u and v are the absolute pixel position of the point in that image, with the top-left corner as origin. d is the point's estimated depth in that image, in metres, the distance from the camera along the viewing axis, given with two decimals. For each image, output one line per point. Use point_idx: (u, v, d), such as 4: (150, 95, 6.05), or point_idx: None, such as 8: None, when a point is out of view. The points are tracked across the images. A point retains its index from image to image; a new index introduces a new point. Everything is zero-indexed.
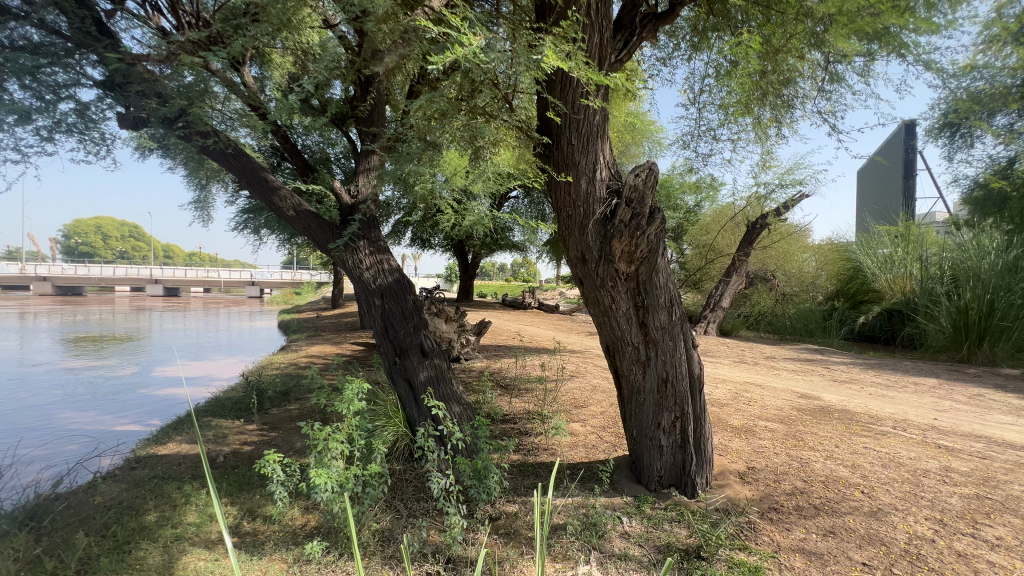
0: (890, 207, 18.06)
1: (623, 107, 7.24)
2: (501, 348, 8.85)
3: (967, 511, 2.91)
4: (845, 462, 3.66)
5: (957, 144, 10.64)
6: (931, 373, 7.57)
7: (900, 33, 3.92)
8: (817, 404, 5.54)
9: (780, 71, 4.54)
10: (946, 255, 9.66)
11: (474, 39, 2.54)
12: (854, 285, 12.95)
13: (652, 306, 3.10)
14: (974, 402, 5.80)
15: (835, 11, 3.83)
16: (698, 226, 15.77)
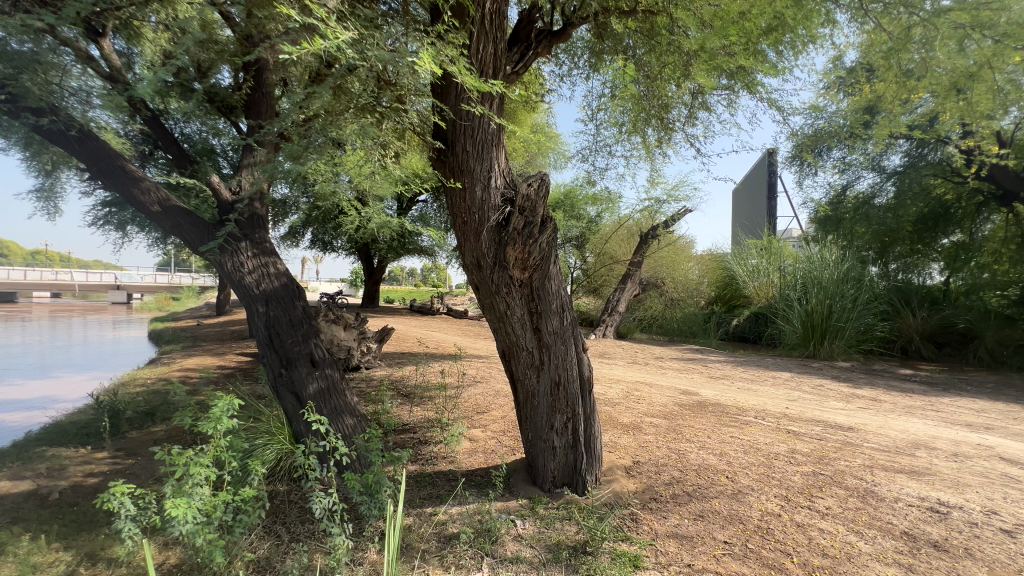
0: (756, 223, 20.75)
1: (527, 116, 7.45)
2: (404, 356, 8.57)
3: (806, 486, 3.37)
4: (714, 451, 4.07)
5: (805, 171, 12.54)
6: (786, 368, 8.74)
7: (753, 74, 4.53)
8: (696, 399, 6.12)
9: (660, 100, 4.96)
10: (798, 265, 11.29)
11: (340, 33, 2.34)
12: (728, 291, 14.56)
13: (546, 312, 3.21)
14: (816, 392, 6.79)
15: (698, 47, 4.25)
16: (599, 236, 16.75)
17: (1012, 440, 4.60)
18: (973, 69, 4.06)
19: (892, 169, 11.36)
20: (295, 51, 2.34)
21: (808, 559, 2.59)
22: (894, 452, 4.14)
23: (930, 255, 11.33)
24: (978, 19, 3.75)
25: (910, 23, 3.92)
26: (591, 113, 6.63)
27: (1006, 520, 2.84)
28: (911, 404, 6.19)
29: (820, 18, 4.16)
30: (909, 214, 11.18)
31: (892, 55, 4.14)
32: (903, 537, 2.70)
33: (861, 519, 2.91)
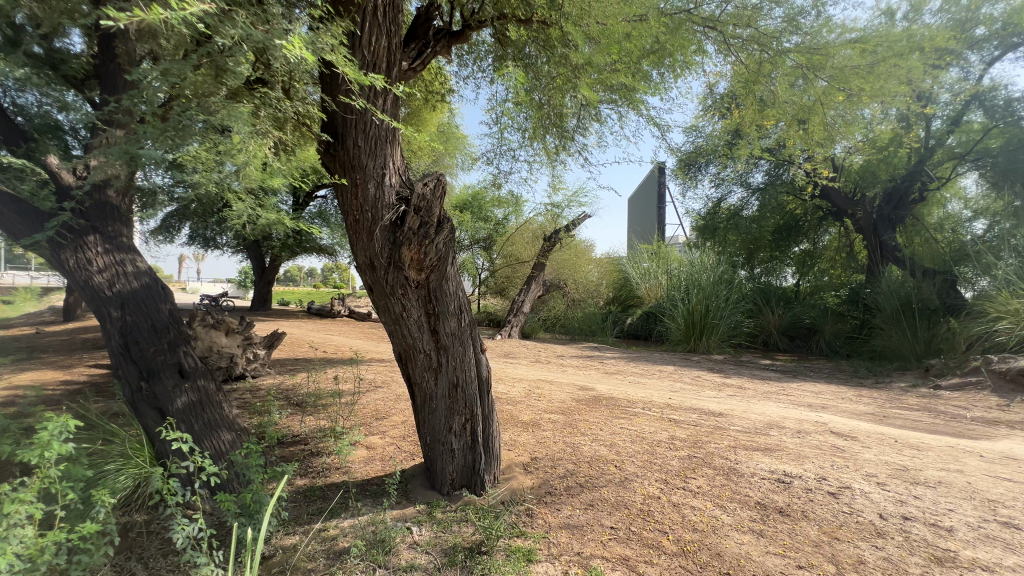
0: (648, 229, 22.63)
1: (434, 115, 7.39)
2: (297, 362, 7.96)
3: (681, 469, 3.72)
4: (605, 442, 4.34)
5: (688, 183, 13.98)
6: (671, 362, 9.61)
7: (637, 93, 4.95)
8: (592, 394, 6.48)
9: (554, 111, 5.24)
10: (681, 268, 12.50)
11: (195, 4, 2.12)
12: (624, 292, 15.65)
13: (443, 313, 3.18)
14: (695, 383, 7.55)
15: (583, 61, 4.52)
16: (506, 238, 17.05)
17: (841, 417, 5.50)
18: (810, 103, 4.74)
19: (756, 186, 13.00)
20: (122, 17, 2.09)
21: (681, 535, 2.85)
22: (753, 433, 4.73)
23: (785, 260, 13.21)
24: (810, 61, 4.43)
25: (760, 59, 4.53)
26: (495, 118, 6.76)
27: (833, 483, 3.38)
28: (768, 390, 7.14)
29: (692, 48, 4.66)
30: (768, 224, 12.95)
31: (752, 86, 4.75)
32: (757, 507, 3.10)
33: (724, 495, 3.28)
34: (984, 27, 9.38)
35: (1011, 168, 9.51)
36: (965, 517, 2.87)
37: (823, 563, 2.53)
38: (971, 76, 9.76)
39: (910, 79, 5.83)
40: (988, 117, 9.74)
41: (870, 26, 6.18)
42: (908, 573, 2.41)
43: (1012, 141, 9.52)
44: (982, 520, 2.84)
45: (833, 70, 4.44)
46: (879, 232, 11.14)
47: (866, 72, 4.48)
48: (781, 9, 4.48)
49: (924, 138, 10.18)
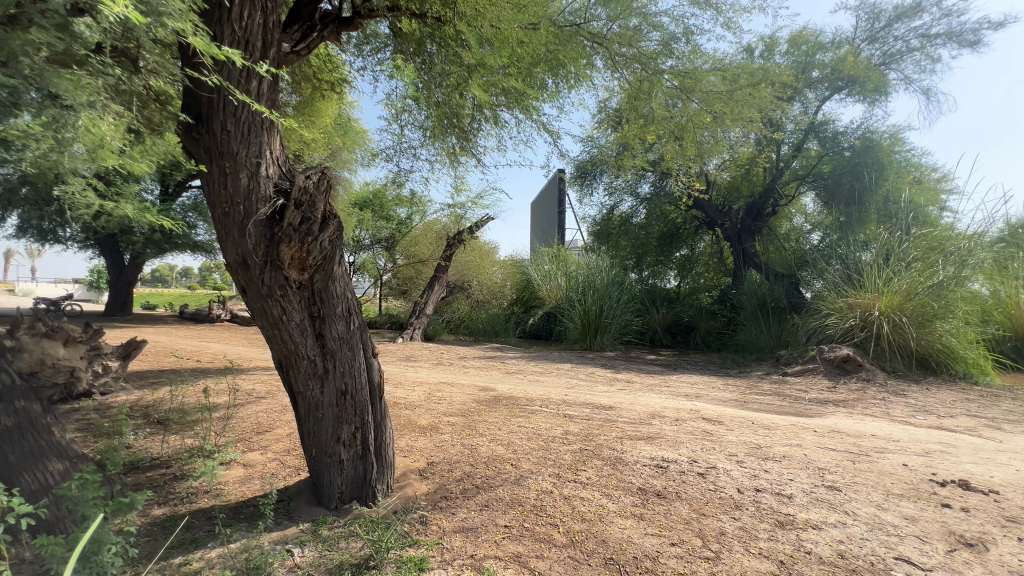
0: (549, 233, 23.54)
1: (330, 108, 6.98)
2: (161, 374, 6.96)
3: (573, 462, 3.88)
4: (502, 442, 4.38)
5: (585, 190, 14.83)
6: (569, 360, 10.06)
7: (533, 101, 5.12)
8: (492, 395, 6.54)
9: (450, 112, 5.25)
10: (579, 271, 13.18)
11: None
12: (526, 293, 16.07)
13: (329, 316, 2.97)
14: (589, 379, 7.98)
15: (476, 62, 4.57)
16: (408, 239, 16.62)
17: (711, 404, 6.17)
18: (684, 122, 5.25)
19: (644, 196, 14.12)
20: None
21: (570, 526, 2.97)
22: (638, 423, 5.11)
23: (668, 265, 14.47)
24: (681, 83, 4.94)
25: (642, 78, 4.93)
26: (395, 113, 6.54)
27: (701, 464, 3.76)
28: (652, 383, 7.78)
29: (583, 63, 4.95)
30: (654, 231, 14.14)
31: (637, 102, 5.16)
32: (638, 492, 3.33)
33: (610, 484, 3.48)
34: (817, 71, 11.17)
35: (837, 190, 11.46)
36: (801, 484, 3.36)
37: (692, 538, 2.79)
38: (809, 111, 11.58)
39: (763, 109, 6.75)
40: (822, 147, 11.65)
41: (733, 60, 7.04)
42: (758, 538, 2.75)
43: (838, 167, 11.45)
44: (814, 486, 3.34)
45: (700, 94, 4.99)
46: (742, 241, 12.68)
47: (727, 98, 5.10)
48: (658, 33, 4.94)
49: (775, 161, 11.86)
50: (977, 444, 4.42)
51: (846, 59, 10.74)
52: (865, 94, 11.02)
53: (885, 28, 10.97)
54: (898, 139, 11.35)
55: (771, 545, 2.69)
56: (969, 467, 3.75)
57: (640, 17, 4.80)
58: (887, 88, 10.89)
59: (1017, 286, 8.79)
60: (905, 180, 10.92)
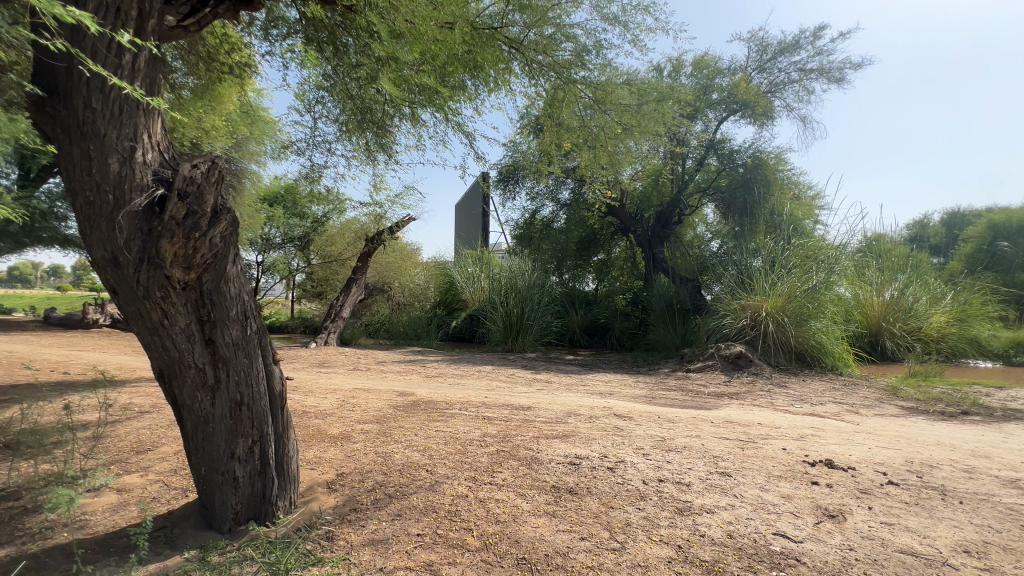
0: (473, 235, 23.52)
1: (233, 96, 6.41)
2: (14, 389, 5.93)
3: (489, 464, 3.87)
4: (418, 448, 4.27)
5: (508, 193, 15.05)
6: (490, 362, 10.10)
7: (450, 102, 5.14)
8: (411, 400, 6.37)
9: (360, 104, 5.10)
10: (502, 273, 13.34)
11: None
12: (449, 296, 15.89)
13: (221, 320, 2.70)
14: (509, 380, 8.05)
15: (388, 55, 4.45)
16: (324, 238, 15.77)
17: (623, 401, 6.49)
18: (597, 132, 5.49)
19: (564, 202, 14.57)
20: None
21: (484, 529, 2.96)
22: (555, 422, 5.24)
23: (587, 268, 15.03)
24: (591, 93, 5.19)
25: (557, 86, 5.11)
26: (307, 104, 6.15)
27: (611, 459, 3.93)
28: (569, 382, 8.04)
29: (502, 68, 5.02)
30: (573, 236, 14.63)
31: (554, 109, 5.33)
32: (552, 490, 3.41)
33: (525, 483, 3.53)
34: (717, 93, 12.26)
35: (733, 203, 12.65)
36: (698, 472, 3.63)
37: (600, 531, 2.90)
38: (710, 129, 12.67)
39: (669, 125, 7.26)
40: (720, 163, 12.79)
41: (643, 77, 7.51)
42: (659, 526, 2.93)
43: (734, 181, 12.63)
44: (708, 473, 3.63)
45: (610, 105, 5.27)
46: (653, 247, 13.52)
47: (634, 111, 5.41)
48: (572, 44, 5.12)
49: (681, 173, 12.85)
50: (840, 427, 5.08)
51: (739, 85, 11.95)
52: (755, 117, 12.29)
53: (771, 60, 12.32)
54: (781, 159, 12.76)
55: (671, 531, 2.87)
56: (833, 448, 4.29)
57: (555, 26, 4.96)
58: (773, 113, 12.20)
59: (870, 290, 10.28)
60: (787, 196, 12.33)
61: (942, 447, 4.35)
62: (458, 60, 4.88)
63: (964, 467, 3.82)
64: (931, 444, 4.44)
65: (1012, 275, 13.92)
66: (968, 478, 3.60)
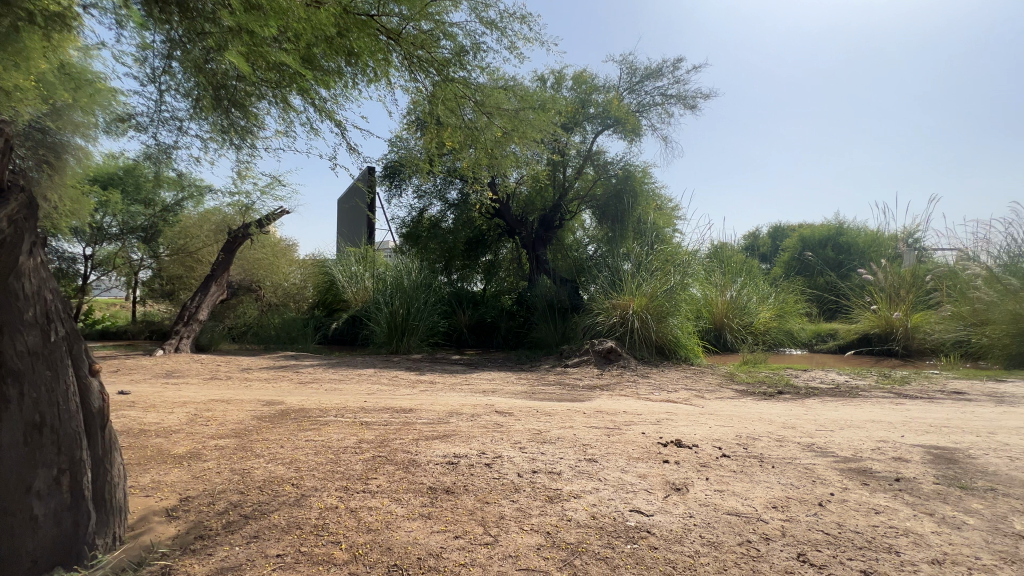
0: (356, 232, 22.33)
1: (45, 53, 5.29)
2: None
3: (363, 472, 3.68)
4: (283, 461, 3.90)
5: (393, 190, 14.65)
6: (372, 365, 9.68)
7: (316, 91, 4.88)
8: (279, 409, 5.81)
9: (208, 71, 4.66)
10: (387, 272, 12.89)
11: None
12: (329, 296, 14.91)
13: (12, 324, 2.29)
14: (392, 383, 7.78)
15: (242, 28, 4.02)
16: (176, 229, 13.68)
17: (505, 398, 6.66)
18: (479, 134, 5.58)
19: (452, 202, 14.52)
20: None
21: (354, 540, 2.81)
22: (436, 423, 5.17)
23: (474, 268, 15.08)
24: (474, 96, 5.30)
25: (438, 84, 5.09)
26: (150, 73, 5.30)
27: (489, 455, 4.00)
28: (453, 382, 8.02)
29: (381, 58, 4.83)
30: (460, 237, 14.63)
31: (435, 106, 5.32)
32: (428, 492, 3.36)
33: (401, 488, 3.43)
34: (594, 108, 13.21)
35: (607, 210, 13.71)
36: (569, 461, 3.86)
37: (474, 527, 2.93)
38: (587, 141, 13.58)
39: (548, 133, 7.61)
40: (596, 172, 13.79)
41: (526, 86, 7.81)
42: (530, 515, 3.05)
43: (608, 190, 13.65)
44: (577, 461, 3.88)
45: (491, 109, 5.42)
46: (536, 249, 14.03)
47: (513, 116, 5.59)
48: (450, 43, 5.15)
49: (561, 180, 13.65)
50: (688, 410, 5.80)
51: (612, 102, 13.02)
52: (626, 134, 13.46)
53: (639, 83, 13.64)
54: (648, 174, 14.17)
55: (541, 519, 3.01)
56: (682, 429, 4.88)
57: (434, 23, 4.95)
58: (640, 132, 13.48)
59: (715, 290, 11.91)
60: (651, 207, 13.72)
61: (762, 422, 5.21)
62: (330, 44, 4.63)
63: (777, 437, 4.61)
64: (755, 419, 5.29)
65: (814, 279, 17.17)
66: (779, 445, 4.35)
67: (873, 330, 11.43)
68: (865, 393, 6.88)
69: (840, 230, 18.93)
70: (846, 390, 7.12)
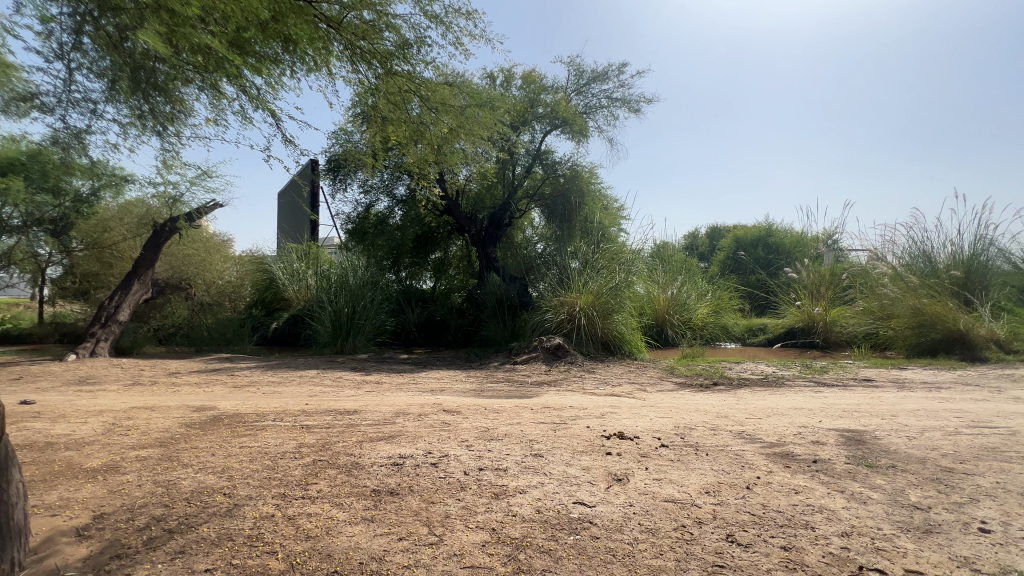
0: (298, 227, 21.34)
1: None
2: None
3: (303, 477, 3.54)
4: (214, 470, 3.67)
5: (337, 184, 14.16)
6: (315, 366, 9.31)
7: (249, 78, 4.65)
8: (211, 415, 5.46)
9: (122, 48, 4.40)
10: (332, 270, 12.43)
11: None
12: (268, 294, 14.16)
13: None
14: (335, 384, 7.52)
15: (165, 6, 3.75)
16: (91, 222, 12.48)
17: (453, 396, 6.62)
18: (425, 130, 5.50)
19: (399, 197, 14.13)
20: None
21: (291, 549, 2.70)
22: (381, 424, 5.05)
23: (423, 266, 14.87)
24: (420, 91, 5.23)
25: (382, 76, 4.98)
26: (58, 49, 4.80)
27: (435, 454, 3.96)
28: (400, 382, 7.87)
29: (321, 46, 4.65)
30: (409, 234, 14.33)
31: (379, 100, 5.21)
32: (372, 494, 3.28)
33: (342, 492, 3.32)
34: (542, 108, 13.36)
35: (555, 209, 13.92)
36: (515, 457, 3.90)
37: (418, 528, 2.89)
38: (535, 140, 13.71)
39: (497, 131, 7.62)
40: (545, 172, 13.94)
41: (475, 83, 7.77)
42: (476, 513, 3.05)
43: (556, 190, 13.84)
44: (524, 456, 3.92)
45: (438, 104, 5.37)
46: (486, 247, 14.00)
47: (460, 112, 5.56)
48: (394, 35, 5.03)
49: (510, 178, 13.71)
50: (631, 403, 6.02)
51: (560, 103, 13.19)
52: (573, 134, 13.68)
53: (586, 85, 13.93)
54: (595, 174, 14.51)
55: (486, 516, 3.02)
56: (625, 421, 5.06)
57: (376, 13, 4.82)
58: (587, 133, 13.76)
59: (657, 287, 12.45)
60: (597, 206, 14.06)
61: (699, 412, 5.50)
62: (266, 29, 4.42)
63: (712, 426, 4.89)
64: (691, 410, 5.58)
65: (747, 277, 18.32)
66: (713, 434, 4.61)
67: (797, 324, 12.36)
68: (789, 383, 7.45)
69: (770, 231, 20.33)
70: (773, 380, 7.67)
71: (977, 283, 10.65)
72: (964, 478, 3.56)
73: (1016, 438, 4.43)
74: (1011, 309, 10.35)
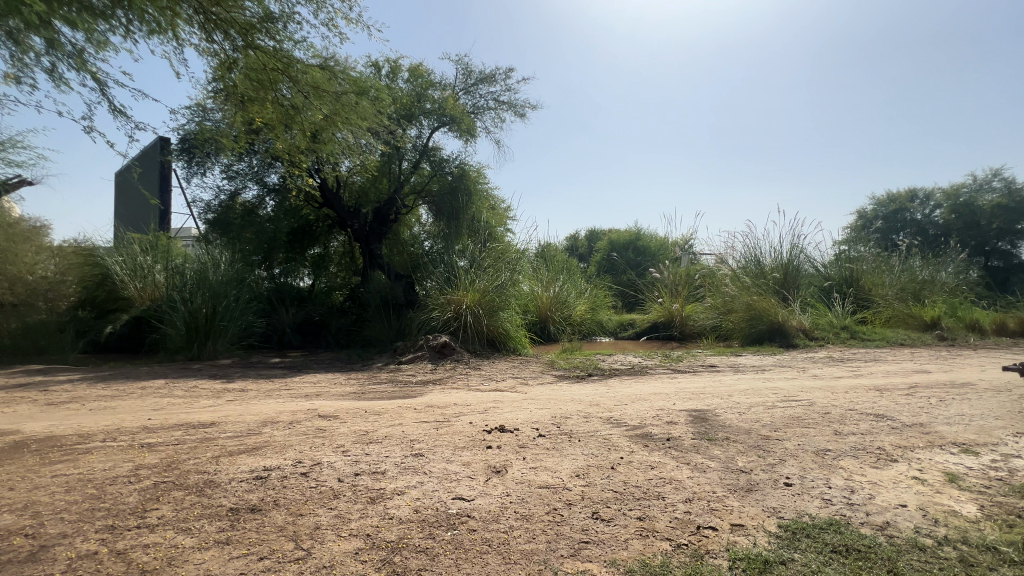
0: (142, 214, 18.41)
1: None
2: None
3: (139, 504, 3.05)
4: (13, 508, 2.98)
5: (193, 168, 12.47)
6: (161, 375, 8.07)
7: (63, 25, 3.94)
8: (11, 440, 4.43)
9: None
10: (186, 264, 10.83)
11: None
12: (101, 293, 11.74)
13: None
14: (189, 394, 6.61)
15: None
16: None
17: (330, 400, 6.22)
18: (296, 114, 5.08)
19: (271, 186, 12.84)
20: None
21: None
22: (244, 435, 4.56)
23: (300, 262, 13.72)
24: (289, 72, 4.85)
25: (241, 49, 4.54)
26: None
27: (306, 464, 3.68)
28: (270, 388, 7.17)
29: (164, 7, 4.15)
30: (282, 227, 13.11)
31: (239, 77, 4.76)
32: (227, 514, 2.95)
33: (190, 515, 2.93)
34: (429, 103, 13.13)
35: (442, 206, 13.67)
36: (394, 459, 3.80)
37: (283, 545, 2.67)
38: (423, 136, 13.41)
39: (381, 122, 7.28)
40: (433, 168, 13.59)
41: (354, 70, 7.38)
42: (350, 520, 2.91)
43: (443, 187, 13.61)
44: (404, 457, 3.84)
45: (310, 88, 5.00)
46: (370, 243, 13.44)
47: (338, 99, 5.22)
48: (256, 7, 4.61)
49: (396, 173, 13.14)
50: (513, 397, 6.23)
51: (448, 100, 13.04)
52: (461, 133, 13.61)
53: (473, 85, 14.01)
54: (483, 174, 14.60)
55: (361, 523, 2.90)
56: (506, 415, 5.23)
57: None
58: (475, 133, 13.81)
59: (541, 286, 13.08)
60: (485, 205, 14.20)
61: (575, 402, 5.88)
62: None
63: (585, 414, 5.26)
64: (568, 401, 5.94)
65: (620, 275, 20.04)
66: (585, 421, 4.98)
67: (660, 318, 13.88)
68: (652, 371, 8.34)
69: (639, 235, 22.53)
70: (639, 370, 8.51)
71: (791, 283, 12.99)
72: (776, 443, 4.32)
73: (813, 407, 5.49)
74: (813, 304, 12.86)
